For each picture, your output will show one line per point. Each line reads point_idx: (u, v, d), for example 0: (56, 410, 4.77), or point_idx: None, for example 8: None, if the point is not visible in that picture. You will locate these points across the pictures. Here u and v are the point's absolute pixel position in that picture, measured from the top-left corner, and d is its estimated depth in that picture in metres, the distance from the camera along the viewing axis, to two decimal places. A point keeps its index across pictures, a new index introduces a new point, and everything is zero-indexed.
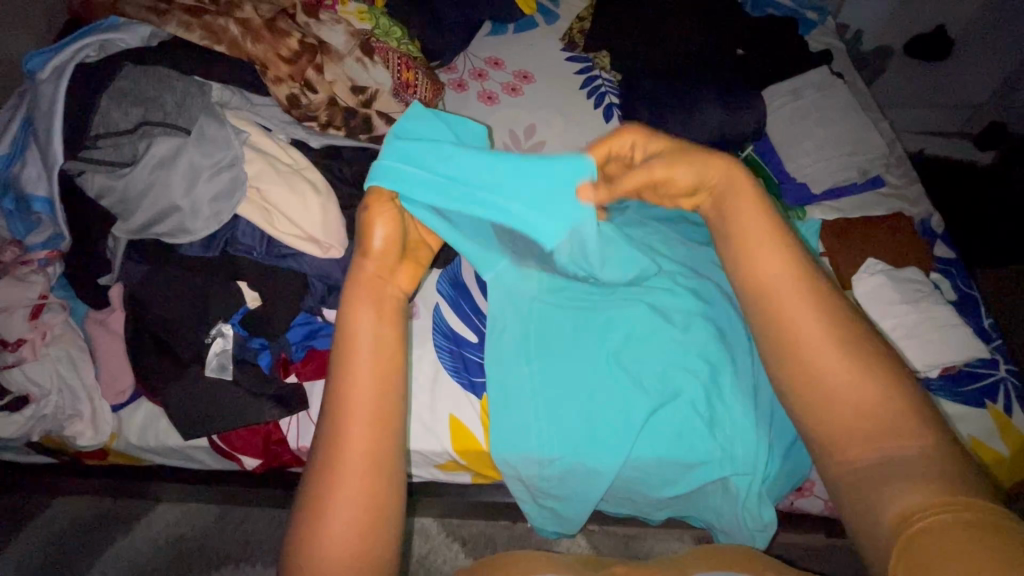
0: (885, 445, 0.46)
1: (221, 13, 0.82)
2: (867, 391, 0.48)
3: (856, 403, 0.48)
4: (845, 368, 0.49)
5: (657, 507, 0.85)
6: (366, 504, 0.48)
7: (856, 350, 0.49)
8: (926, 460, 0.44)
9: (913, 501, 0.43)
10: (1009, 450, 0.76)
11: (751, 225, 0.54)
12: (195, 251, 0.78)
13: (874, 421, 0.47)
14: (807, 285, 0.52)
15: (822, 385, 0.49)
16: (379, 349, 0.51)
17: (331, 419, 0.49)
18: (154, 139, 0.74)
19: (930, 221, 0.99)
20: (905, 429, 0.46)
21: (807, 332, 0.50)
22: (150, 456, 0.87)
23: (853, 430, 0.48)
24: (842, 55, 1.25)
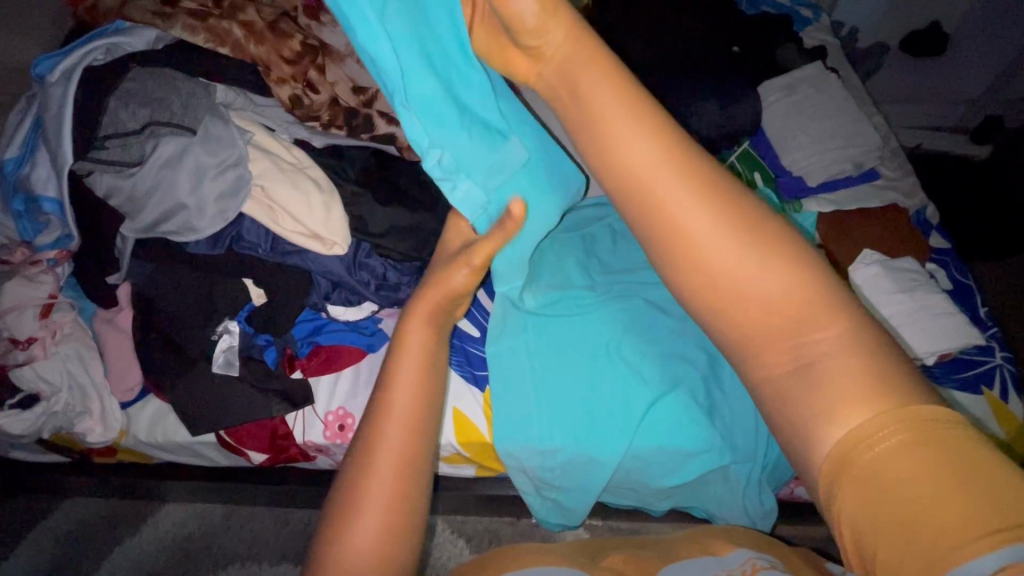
0: (807, 346, 0.41)
1: (225, 16, 0.83)
2: (769, 278, 0.42)
3: (765, 300, 0.41)
4: (739, 259, 0.42)
5: (659, 496, 0.86)
6: (396, 505, 0.50)
7: (742, 233, 0.42)
8: (849, 354, 0.40)
9: (857, 416, 0.38)
10: (1005, 435, 0.77)
11: (610, 104, 0.45)
12: (201, 248, 0.79)
13: (791, 319, 0.41)
14: (681, 172, 0.43)
15: (721, 287, 0.42)
16: (422, 359, 0.54)
17: (371, 420, 0.52)
18: (160, 139, 0.75)
19: (924, 213, 1.01)
20: (817, 316, 0.41)
21: (698, 233, 0.42)
22: (158, 453, 0.88)
23: (765, 329, 0.42)
24: (836, 51, 1.26)
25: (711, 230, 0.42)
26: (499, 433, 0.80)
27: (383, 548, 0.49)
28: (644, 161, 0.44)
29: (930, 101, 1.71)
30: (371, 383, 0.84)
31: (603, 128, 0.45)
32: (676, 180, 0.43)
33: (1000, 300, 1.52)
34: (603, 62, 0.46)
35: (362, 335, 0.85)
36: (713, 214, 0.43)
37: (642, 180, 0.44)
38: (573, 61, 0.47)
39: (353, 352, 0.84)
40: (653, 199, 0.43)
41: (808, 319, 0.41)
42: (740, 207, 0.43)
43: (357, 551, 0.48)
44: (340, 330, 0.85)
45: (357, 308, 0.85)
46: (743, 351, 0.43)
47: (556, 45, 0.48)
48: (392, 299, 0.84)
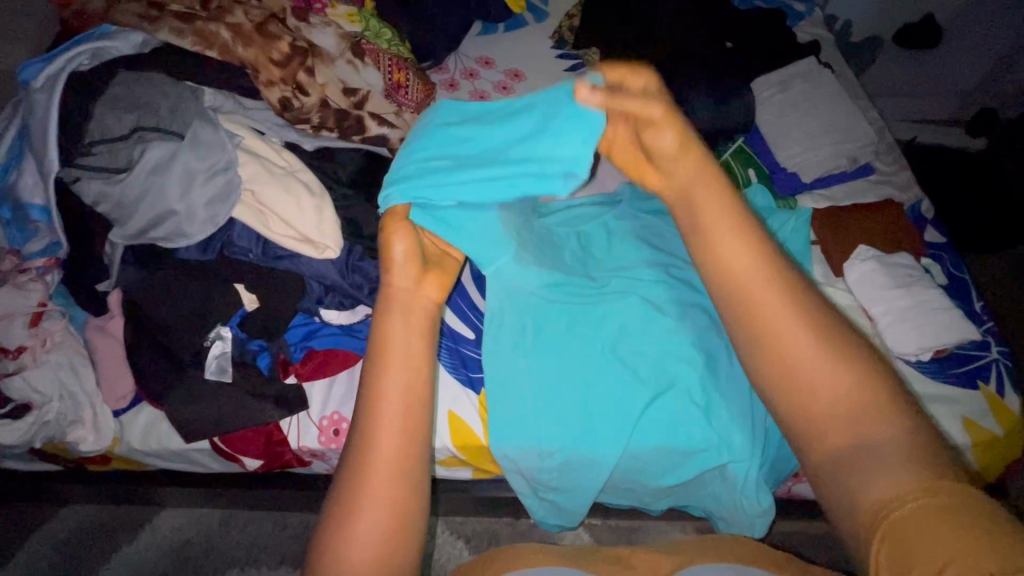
0: (861, 431, 0.45)
1: (211, 18, 0.83)
2: (837, 373, 0.46)
3: (832, 389, 0.46)
4: (812, 349, 0.47)
5: (656, 495, 0.85)
6: (392, 510, 0.49)
7: (820, 333, 0.48)
8: (903, 442, 0.43)
9: (887, 482, 0.41)
10: (1001, 429, 0.77)
11: (712, 212, 0.55)
12: (191, 254, 0.78)
13: (845, 405, 0.46)
14: (772, 271, 0.51)
15: (799, 378, 0.48)
16: (407, 355, 0.53)
17: (360, 423, 0.51)
18: (148, 144, 0.74)
19: (919, 206, 1.00)
20: (877, 409, 0.45)
21: (774, 319, 0.49)
22: (152, 461, 0.88)
23: (832, 417, 0.46)
24: (830, 46, 1.26)
25: (789, 322, 0.49)
26: (495, 437, 0.80)
27: (381, 551, 0.48)
28: (735, 256, 0.52)
29: (924, 94, 1.71)
30: None
31: (700, 231, 0.55)
32: (766, 276, 0.51)
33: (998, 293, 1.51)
34: (717, 184, 0.56)
35: (357, 340, 0.84)
36: (798, 310, 0.49)
37: (738, 276, 0.52)
38: (694, 180, 0.57)
39: (346, 356, 0.84)
40: (742, 287, 0.51)
41: (865, 410, 0.45)
42: (822, 313, 0.49)
43: (356, 554, 0.47)
44: (333, 334, 0.84)
45: (350, 312, 0.85)
46: (804, 429, 0.48)
47: (684, 173, 0.58)
48: None
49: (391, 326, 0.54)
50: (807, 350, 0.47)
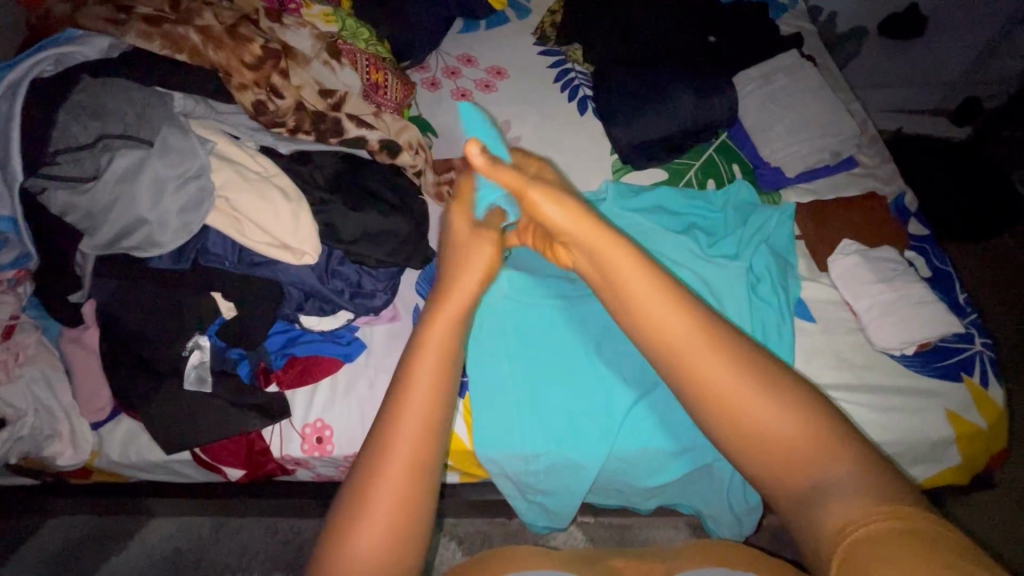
0: (815, 468, 0.41)
1: (180, 21, 0.82)
2: (790, 417, 0.42)
3: (787, 437, 0.42)
4: (754, 398, 0.42)
5: (644, 496, 0.84)
6: (402, 516, 0.45)
7: (767, 384, 0.43)
8: (863, 478, 0.40)
9: (841, 507, 0.39)
10: (985, 422, 0.77)
11: (626, 268, 0.48)
12: (164, 263, 0.77)
13: (800, 442, 0.42)
14: (700, 326, 0.45)
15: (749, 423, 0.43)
16: (443, 355, 0.49)
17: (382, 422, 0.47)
18: (115, 152, 0.72)
19: (903, 199, 0.99)
20: (831, 451, 0.41)
21: (714, 375, 0.43)
22: (133, 473, 0.86)
23: (784, 457, 0.42)
24: (813, 38, 1.25)
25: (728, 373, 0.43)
26: (480, 441, 0.79)
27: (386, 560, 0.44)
28: (666, 320, 0.45)
29: (909, 85, 1.70)
30: (349, 394, 0.82)
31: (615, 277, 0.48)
32: (701, 337, 0.44)
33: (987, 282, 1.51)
34: (622, 246, 0.49)
35: (338, 345, 0.84)
36: (736, 365, 0.43)
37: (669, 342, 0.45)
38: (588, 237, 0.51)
39: (328, 363, 0.83)
40: (675, 347, 0.45)
41: (825, 449, 0.41)
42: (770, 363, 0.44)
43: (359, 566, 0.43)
44: (314, 340, 0.84)
45: (331, 318, 0.84)
46: (768, 475, 0.43)
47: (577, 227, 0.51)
48: (368, 306, 0.83)
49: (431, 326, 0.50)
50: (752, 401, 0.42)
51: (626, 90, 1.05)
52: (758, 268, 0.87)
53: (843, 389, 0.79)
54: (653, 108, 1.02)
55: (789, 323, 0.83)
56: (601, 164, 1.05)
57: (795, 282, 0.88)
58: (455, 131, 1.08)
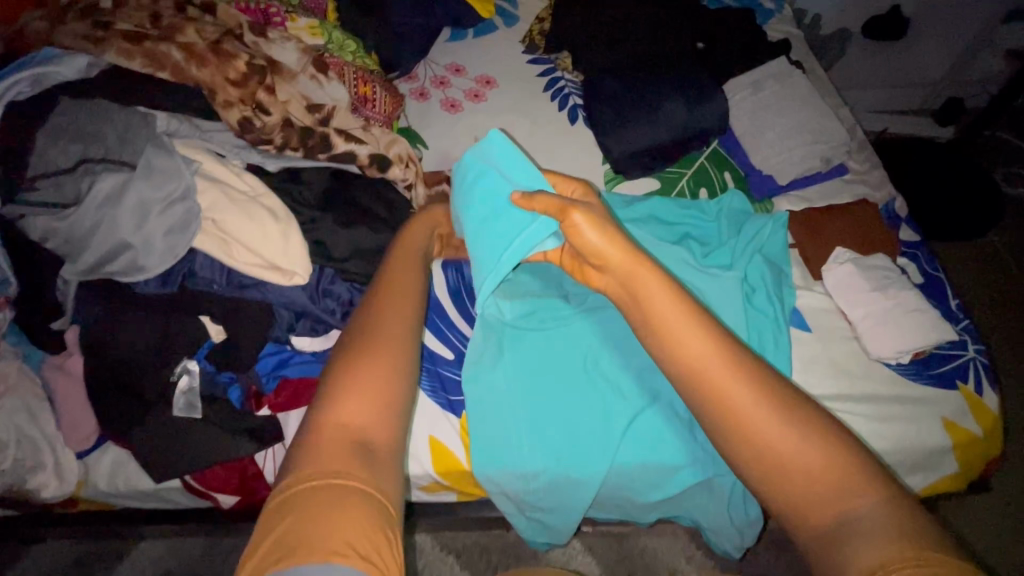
0: (843, 506, 0.44)
1: (161, 38, 0.82)
2: (818, 456, 0.46)
3: (807, 474, 0.46)
4: (777, 431, 0.47)
5: (644, 509, 0.84)
6: (389, 350, 0.51)
7: (786, 416, 0.48)
8: (887, 517, 0.43)
9: (872, 550, 0.41)
10: (980, 429, 0.78)
11: (661, 306, 0.53)
12: (150, 287, 0.76)
13: (825, 479, 0.45)
14: (731, 364, 0.50)
15: (775, 455, 0.47)
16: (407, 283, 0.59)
17: (365, 320, 0.53)
18: (96, 176, 0.70)
19: (892, 205, 1.00)
20: (853, 487, 0.45)
21: (749, 417, 0.48)
22: (121, 501, 0.84)
23: (812, 493, 0.45)
24: (800, 43, 1.26)
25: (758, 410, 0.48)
26: (481, 463, 0.78)
27: (379, 397, 0.48)
28: (693, 346, 0.51)
29: (893, 86, 1.72)
30: None
31: (649, 317, 0.54)
32: (726, 370, 0.49)
33: (981, 279, 1.52)
34: (661, 278, 0.54)
35: None
36: (769, 406, 0.48)
37: (702, 374, 0.50)
38: (629, 272, 0.56)
39: None
40: (709, 384, 0.49)
41: (849, 485, 0.45)
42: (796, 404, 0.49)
43: (353, 400, 0.47)
44: (306, 362, 0.81)
45: (324, 338, 0.82)
46: (792, 507, 0.46)
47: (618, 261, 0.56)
48: None
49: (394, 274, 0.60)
50: (785, 441, 0.47)
51: (616, 99, 1.05)
52: (753, 277, 0.87)
53: (840, 399, 0.79)
54: (645, 117, 1.02)
55: (785, 333, 0.83)
56: (593, 175, 1.04)
57: (790, 291, 0.87)
58: (445, 143, 1.07)
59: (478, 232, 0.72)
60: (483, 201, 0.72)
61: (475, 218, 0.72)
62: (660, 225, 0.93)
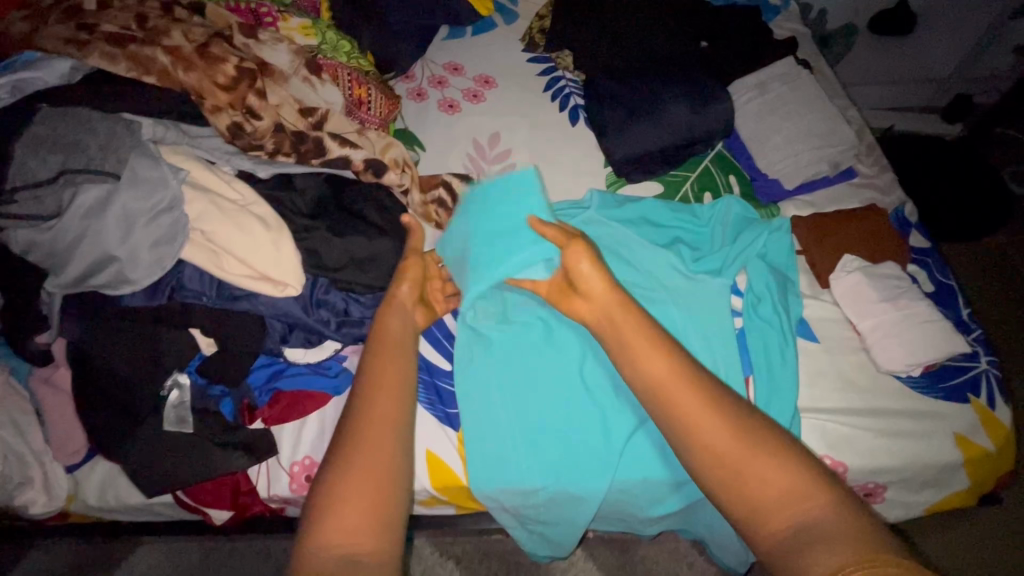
0: (800, 514, 0.47)
1: (147, 41, 0.79)
2: (776, 471, 0.49)
3: (763, 490, 0.48)
4: (742, 447, 0.50)
5: (647, 523, 0.81)
6: (376, 453, 0.54)
7: (748, 432, 0.51)
8: (840, 523, 0.45)
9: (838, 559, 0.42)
10: (994, 444, 0.76)
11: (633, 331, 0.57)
12: (137, 299, 0.73)
13: (784, 491, 0.48)
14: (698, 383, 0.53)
15: (741, 471, 0.49)
16: (389, 368, 0.60)
17: (347, 424, 0.56)
18: (78, 187, 0.67)
19: (902, 210, 0.97)
20: (804, 494, 0.48)
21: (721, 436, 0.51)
22: (112, 516, 0.82)
23: (775, 502, 0.48)
24: (807, 40, 1.23)
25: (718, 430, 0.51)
26: (478, 478, 0.76)
27: (369, 500, 0.51)
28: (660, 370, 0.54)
29: (902, 82, 1.68)
30: None
31: (630, 349, 0.57)
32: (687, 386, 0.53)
33: (988, 280, 1.49)
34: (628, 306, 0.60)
35: (326, 378, 0.79)
36: (728, 422, 0.51)
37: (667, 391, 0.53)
38: (611, 304, 0.61)
39: (317, 397, 0.79)
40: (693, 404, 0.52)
41: (801, 495, 0.48)
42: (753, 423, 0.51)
43: (342, 506, 0.50)
44: (302, 373, 0.79)
45: (318, 349, 0.81)
46: (752, 517, 0.48)
47: (607, 296, 0.62)
48: (357, 335, 0.79)
49: (373, 360, 0.61)
50: (745, 458, 0.49)
51: (617, 100, 1.02)
52: (758, 286, 0.84)
53: (846, 415, 0.77)
54: (648, 120, 0.99)
55: (792, 346, 0.80)
56: (595, 178, 1.02)
57: (797, 299, 0.85)
58: (444, 145, 1.04)
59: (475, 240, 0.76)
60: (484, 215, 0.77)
61: (474, 229, 0.77)
62: (657, 230, 0.91)
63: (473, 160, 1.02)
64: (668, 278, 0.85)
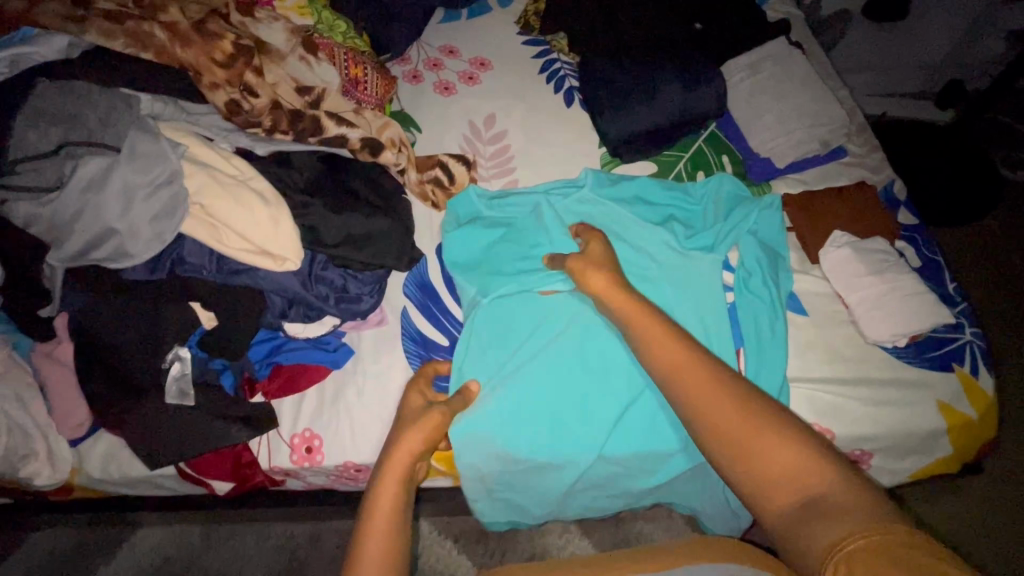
0: (807, 488, 0.47)
1: (144, 18, 0.81)
2: (783, 448, 0.49)
3: (770, 470, 0.48)
4: (741, 416, 0.51)
5: (642, 497, 0.83)
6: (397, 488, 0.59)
7: (746, 402, 0.52)
8: (846, 495, 0.45)
9: (838, 529, 0.42)
10: (976, 411, 0.78)
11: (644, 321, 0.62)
12: (139, 273, 0.74)
13: (789, 467, 0.48)
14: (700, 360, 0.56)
15: (747, 443, 0.50)
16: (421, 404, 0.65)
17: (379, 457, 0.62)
18: (79, 160, 0.69)
19: (892, 188, 0.99)
20: (809, 468, 0.48)
21: (709, 402, 0.53)
22: (117, 489, 0.84)
23: (778, 475, 0.48)
24: (800, 23, 1.23)
25: (720, 401, 0.52)
26: (470, 452, 0.78)
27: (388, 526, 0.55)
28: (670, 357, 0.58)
29: (896, 69, 1.68)
30: (339, 403, 0.80)
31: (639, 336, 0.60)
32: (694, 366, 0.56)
33: (984, 262, 1.50)
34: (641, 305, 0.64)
35: (325, 352, 0.82)
36: (725, 394, 0.53)
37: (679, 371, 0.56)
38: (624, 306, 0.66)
39: (317, 370, 0.81)
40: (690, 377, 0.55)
41: (808, 470, 0.47)
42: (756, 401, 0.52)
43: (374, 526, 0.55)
44: (301, 348, 0.82)
45: (318, 324, 0.82)
46: (758, 491, 0.49)
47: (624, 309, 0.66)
48: (355, 311, 0.81)
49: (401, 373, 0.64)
50: (749, 430, 0.50)
51: (612, 80, 1.03)
52: (749, 261, 0.86)
53: (834, 384, 0.79)
54: (642, 99, 1.00)
55: (781, 319, 0.82)
56: (589, 158, 1.03)
57: (787, 275, 0.87)
58: (439, 125, 1.05)
59: (510, 253, 0.87)
60: (527, 224, 0.89)
61: (506, 237, 0.89)
62: (652, 209, 0.93)
63: (469, 141, 1.03)
64: (662, 255, 0.86)
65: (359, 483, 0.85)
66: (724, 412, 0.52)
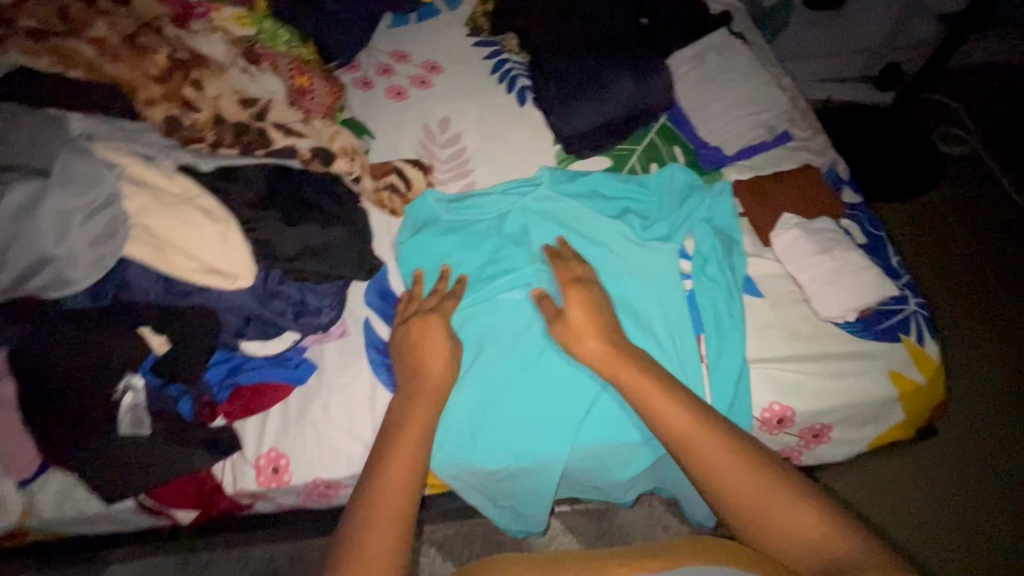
0: (829, 553, 0.54)
1: (70, 34, 0.81)
2: (793, 512, 0.56)
3: (792, 532, 0.56)
4: (756, 486, 0.58)
5: (622, 489, 0.84)
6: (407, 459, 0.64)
7: (754, 468, 0.60)
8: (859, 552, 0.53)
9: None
10: (924, 377, 0.81)
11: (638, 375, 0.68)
12: (81, 300, 0.72)
13: (802, 528, 0.56)
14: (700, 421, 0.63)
15: (765, 514, 0.57)
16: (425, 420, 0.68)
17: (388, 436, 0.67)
18: (9, 187, 0.66)
19: (836, 169, 1.02)
20: (823, 531, 0.55)
21: (721, 465, 0.60)
22: (75, 528, 0.80)
23: (798, 535, 0.56)
24: (741, 14, 1.27)
25: (734, 470, 0.59)
26: (443, 458, 0.79)
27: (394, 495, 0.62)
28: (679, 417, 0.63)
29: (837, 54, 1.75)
30: (304, 420, 0.78)
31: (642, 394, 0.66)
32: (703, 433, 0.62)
33: (932, 232, 1.55)
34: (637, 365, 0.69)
35: (285, 369, 0.79)
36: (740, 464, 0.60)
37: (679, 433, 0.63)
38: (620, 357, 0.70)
39: (276, 388, 0.79)
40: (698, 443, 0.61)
41: (830, 537, 0.55)
42: (779, 469, 0.60)
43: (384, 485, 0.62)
44: (259, 367, 0.79)
45: (277, 340, 0.80)
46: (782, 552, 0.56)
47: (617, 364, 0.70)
48: (316, 325, 0.80)
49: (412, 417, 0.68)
50: (767, 499, 0.58)
51: (563, 78, 1.04)
52: (704, 248, 0.88)
53: (792, 362, 0.82)
54: (592, 95, 1.01)
55: (738, 302, 0.84)
56: (545, 156, 1.03)
57: (741, 258, 0.89)
58: (391, 131, 1.04)
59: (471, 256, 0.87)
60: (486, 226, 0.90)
61: (466, 239, 0.89)
62: (608, 201, 0.94)
63: (424, 146, 1.03)
64: (619, 247, 0.88)
65: (332, 500, 0.84)
66: (739, 481, 0.59)
